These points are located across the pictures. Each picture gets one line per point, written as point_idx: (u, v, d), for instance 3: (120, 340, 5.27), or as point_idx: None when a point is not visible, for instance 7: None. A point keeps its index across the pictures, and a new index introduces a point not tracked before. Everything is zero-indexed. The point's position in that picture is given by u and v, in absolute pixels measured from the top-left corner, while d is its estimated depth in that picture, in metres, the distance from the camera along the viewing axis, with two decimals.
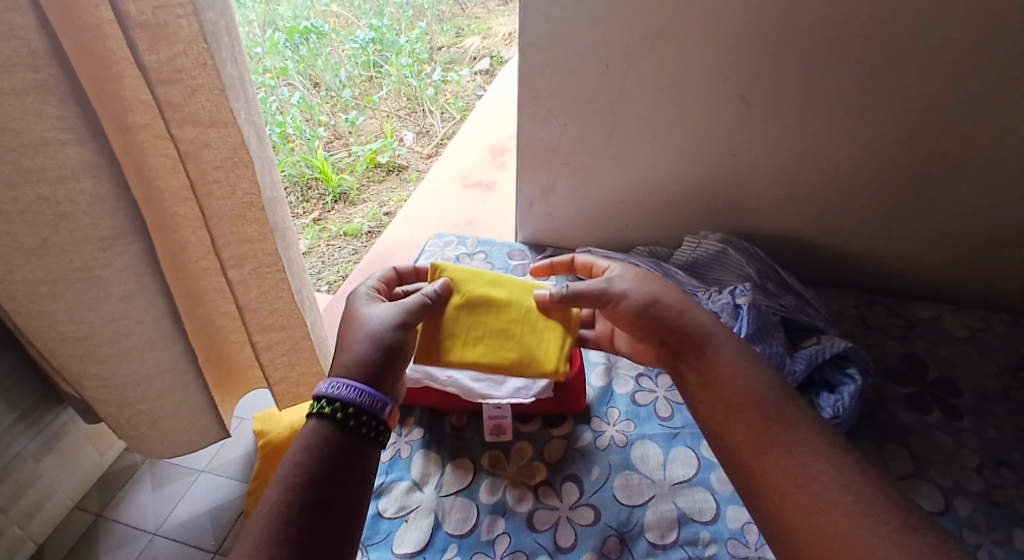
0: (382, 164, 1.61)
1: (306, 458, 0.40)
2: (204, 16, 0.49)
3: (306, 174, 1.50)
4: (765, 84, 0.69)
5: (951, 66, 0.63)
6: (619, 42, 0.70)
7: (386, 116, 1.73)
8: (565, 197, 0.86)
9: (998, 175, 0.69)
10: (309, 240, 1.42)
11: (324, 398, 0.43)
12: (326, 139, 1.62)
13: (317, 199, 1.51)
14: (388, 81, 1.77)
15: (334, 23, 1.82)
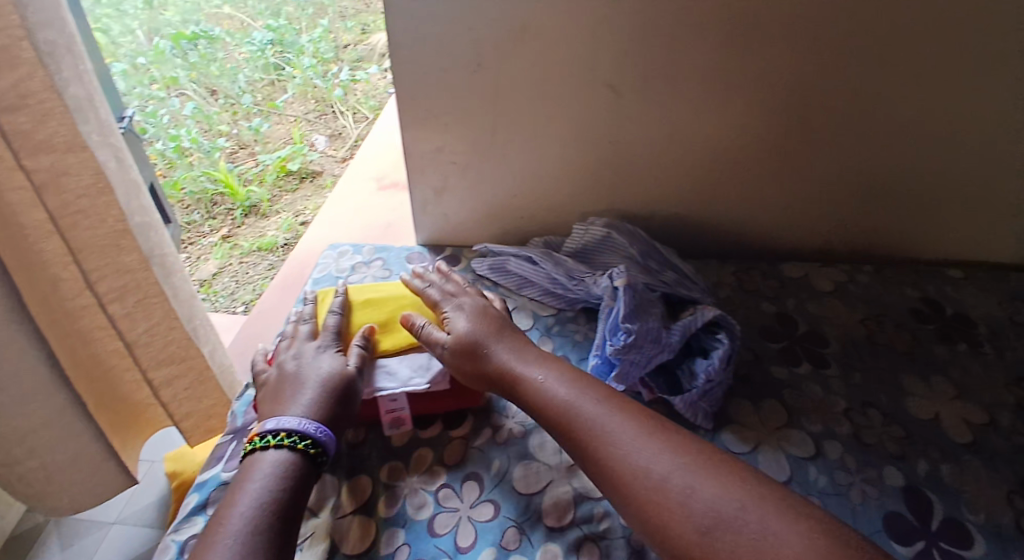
0: (293, 172, 1.51)
1: (270, 485, 0.45)
2: (38, 38, 0.54)
3: (208, 189, 1.43)
4: (631, 72, 0.71)
5: (786, 42, 0.67)
6: (487, 39, 0.69)
7: (293, 120, 1.62)
8: (457, 197, 0.85)
9: (845, 142, 0.75)
10: (218, 259, 1.37)
11: (284, 432, 0.48)
12: (229, 150, 1.54)
13: (224, 215, 1.44)
14: (292, 83, 1.68)
15: (227, 28, 1.75)
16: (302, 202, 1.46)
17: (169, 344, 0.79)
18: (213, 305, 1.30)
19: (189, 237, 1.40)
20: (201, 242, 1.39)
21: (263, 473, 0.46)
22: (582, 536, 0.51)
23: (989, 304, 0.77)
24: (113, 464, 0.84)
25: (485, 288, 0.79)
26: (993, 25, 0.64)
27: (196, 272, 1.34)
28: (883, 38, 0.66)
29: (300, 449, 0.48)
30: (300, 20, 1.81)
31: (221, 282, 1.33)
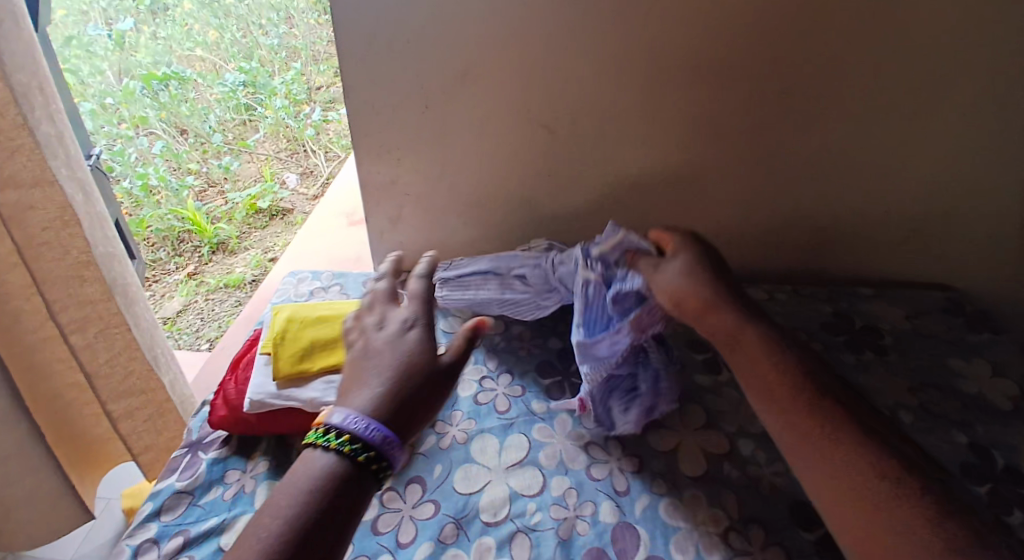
0: (263, 209, 1.56)
1: (320, 494, 0.36)
2: (13, 80, 0.59)
3: (175, 227, 1.47)
4: (564, 110, 0.79)
5: (697, 88, 0.77)
6: (433, 84, 0.78)
7: (265, 158, 1.65)
8: (411, 226, 0.91)
9: (758, 174, 0.85)
10: (184, 296, 1.40)
11: (340, 432, 0.38)
12: (198, 187, 1.58)
13: (191, 252, 1.48)
14: (264, 123, 1.66)
15: (196, 65, 1.65)
16: (271, 237, 1.51)
17: (128, 376, 0.82)
18: (177, 343, 1.33)
19: (154, 274, 1.44)
20: (167, 279, 1.43)
21: (309, 468, 0.38)
22: (515, 528, 0.55)
23: (892, 318, 0.86)
24: (72, 498, 0.85)
25: (438, 311, 0.84)
26: (873, 73, 0.74)
27: (159, 309, 1.38)
28: (781, 85, 0.76)
29: (353, 455, 0.38)
30: (273, 61, 1.70)
31: (186, 320, 1.36)
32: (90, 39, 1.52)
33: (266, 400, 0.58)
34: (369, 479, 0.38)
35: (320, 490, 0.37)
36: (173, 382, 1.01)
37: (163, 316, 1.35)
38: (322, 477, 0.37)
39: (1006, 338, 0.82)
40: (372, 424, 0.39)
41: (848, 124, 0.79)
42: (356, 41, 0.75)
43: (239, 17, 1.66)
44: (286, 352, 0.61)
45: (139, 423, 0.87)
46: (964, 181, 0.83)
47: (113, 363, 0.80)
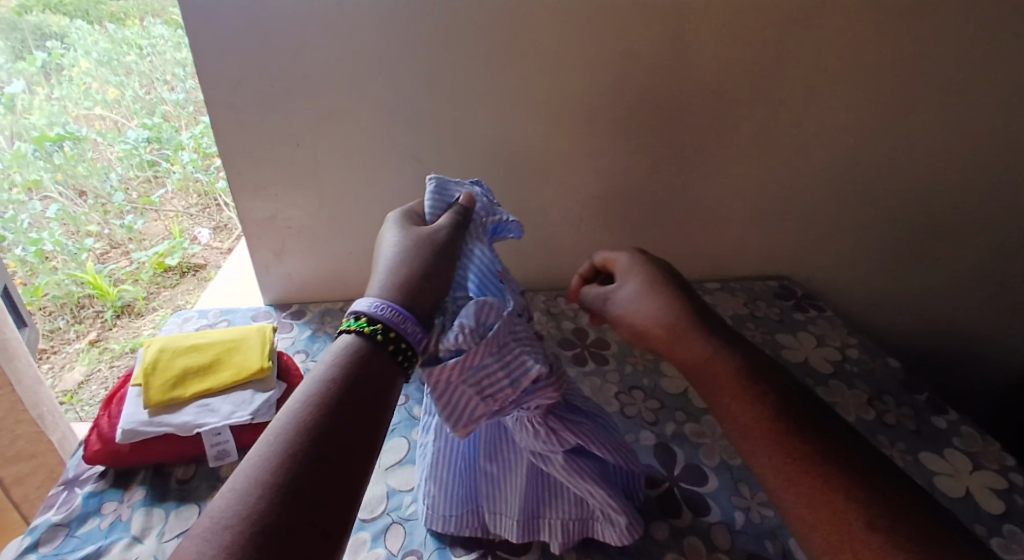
0: (172, 267, 1.39)
1: (311, 406, 0.44)
2: None
3: (74, 292, 1.27)
4: (425, 143, 0.86)
5: (543, 119, 0.85)
6: (298, 124, 0.84)
7: (173, 217, 1.45)
8: (296, 258, 0.95)
9: (618, 195, 0.92)
10: (86, 365, 1.25)
11: (366, 317, 0.49)
12: (98, 250, 1.35)
13: (93, 318, 1.28)
14: (172, 178, 1.44)
15: (94, 124, 1.33)
16: (183, 295, 1.36)
17: None
18: (77, 414, 1.23)
19: (51, 345, 1.26)
20: (65, 349, 1.25)
21: (332, 355, 0.47)
22: (390, 520, 0.60)
23: (733, 304, 0.97)
24: None
25: (324, 335, 0.89)
26: (696, 102, 0.84)
27: (58, 382, 1.23)
28: (615, 114, 0.85)
29: (369, 332, 0.48)
30: (181, 118, 1.43)
31: (88, 391, 1.24)
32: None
33: (136, 429, 0.62)
34: (390, 358, 0.48)
35: (335, 376, 0.46)
36: (61, 440, 0.99)
37: (62, 389, 1.22)
38: (322, 386, 0.45)
39: (828, 314, 0.96)
40: (388, 309, 0.49)
41: (680, 146, 0.87)
42: (223, 88, 0.81)
43: (140, 73, 1.37)
44: (158, 381, 0.66)
45: (35, 487, 0.96)
46: (790, 193, 0.93)
47: (2, 425, 0.88)
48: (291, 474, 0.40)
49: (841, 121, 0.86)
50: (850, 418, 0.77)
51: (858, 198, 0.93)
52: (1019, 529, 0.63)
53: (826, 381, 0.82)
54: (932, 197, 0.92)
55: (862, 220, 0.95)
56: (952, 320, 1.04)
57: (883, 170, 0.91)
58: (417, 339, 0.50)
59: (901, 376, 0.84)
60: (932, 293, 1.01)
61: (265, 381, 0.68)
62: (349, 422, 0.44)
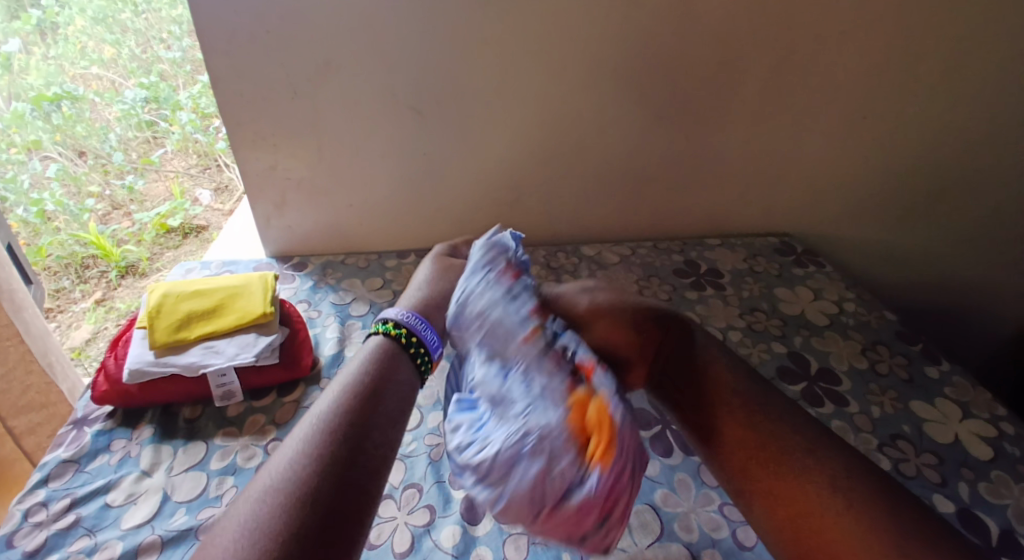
0: (175, 228, 1.36)
1: (358, 376, 0.50)
2: None
3: (78, 253, 1.25)
4: (425, 93, 0.85)
5: (546, 69, 0.83)
6: (297, 71, 0.83)
7: (173, 175, 1.43)
8: (296, 210, 0.96)
9: (621, 148, 0.91)
10: (92, 323, 1.22)
11: (392, 321, 0.59)
12: (100, 211, 1.34)
13: (97, 278, 1.27)
14: (171, 139, 1.43)
15: (91, 83, 1.33)
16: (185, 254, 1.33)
17: None
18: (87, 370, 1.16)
19: (57, 306, 1.23)
20: (71, 308, 1.23)
21: (360, 363, 0.53)
22: None
23: (733, 260, 0.98)
24: None
25: (326, 287, 0.90)
26: (703, 52, 0.82)
27: (65, 340, 1.19)
28: (619, 64, 0.83)
29: (392, 334, 0.58)
30: (179, 77, 1.43)
31: (96, 347, 1.18)
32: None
33: (144, 370, 0.64)
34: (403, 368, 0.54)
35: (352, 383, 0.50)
36: (71, 390, 1.02)
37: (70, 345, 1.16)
38: (371, 363, 0.53)
39: (826, 269, 0.96)
40: (415, 317, 0.61)
41: (684, 96, 0.86)
42: (217, 34, 0.79)
43: (136, 30, 1.36)
44: (165, 324, 0.67)
45: (46, 438, 0.97)
46: (795, 147, 0.92)
47: (12, 377, 0.89)
48: (334, 462, 0.41)
49: (851, 73, 0.84)
50: (843, 367, 0.78)
51: (863, 151, 0.92)
52: (1004, 473, 0.65)
53: (820, 332, 0.84)
54: (939, 151, 0.91)
55: (866, 174, 0.95)
56: (952, 275, 1.04)
57: (890, 122, 0.89)
58: (432, 348, 0.60)
59: (896, 328, 0.85)
60: (933, 248, 1.01)
61: (267, 326, 0.70)
62: (379, 415, 0.47)
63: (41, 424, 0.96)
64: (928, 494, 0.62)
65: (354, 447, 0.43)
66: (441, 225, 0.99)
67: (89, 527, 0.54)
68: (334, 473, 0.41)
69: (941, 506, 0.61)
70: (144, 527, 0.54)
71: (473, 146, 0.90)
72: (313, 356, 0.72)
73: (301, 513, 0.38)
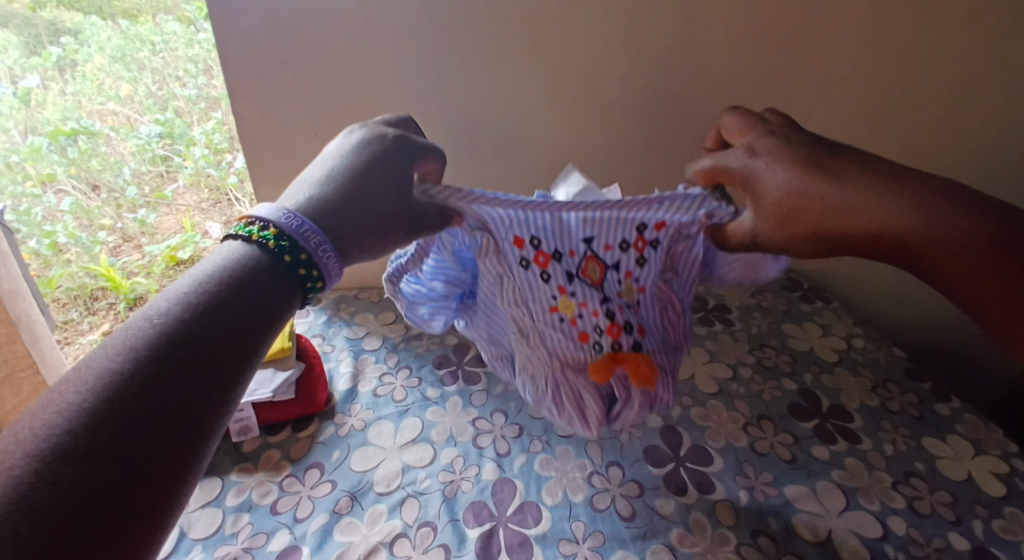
0: (184, 260, 1.37)
1: (214, 274, 0.36)
2: None
3: (86, 285, 1.28)
4: (439, 135, 0.88)
5: (556, 113, 0.86)
6: (317, 115, 0.86)
7: (185, 209, 1.44)
8: None
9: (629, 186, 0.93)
10: None
11: (260, 223, 0.40)
12: (110, 243, 1.36)
13: (106, 310, 1.29)
14: (184, 173, 1.43)
15: (107, 119, 1.36)
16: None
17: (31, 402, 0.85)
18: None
19: (64, 337, 1.26)
20: (79, 340, 1.25)
21: (215, 259, 0.38)
22: (406, 494, 0.62)
23: (740, 295, 0.99)
24: None
25: (340, 320, 0.91)
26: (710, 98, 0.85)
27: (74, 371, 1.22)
28: (627, 109, 0.86)
29: (260, 239, 0.39)
30: (193, 114, 1.42)
31: None
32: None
33: None
34: (297, 286, 0.39)
35: (201, 280, 0.35)
36: None
37: None
38: (226, 260, 0.38)
39: (833, 305, 0.97)
40: (296, 219, 0.40)
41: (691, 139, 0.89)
42: (243, 81, 0.83)
43: (153, 69, 1.37)
44: None
45: None
46: None
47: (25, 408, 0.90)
48: (116, 411, 0.28)
49: None
50: (853, 404, 0.78)
51: None
52: (1019, 511, 0.64)
53: (830, 369, 0.84)
54: None
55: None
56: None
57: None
58: (332, 275, 0.41)
59: (905, 364, 0.85)
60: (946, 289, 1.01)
61: (284, 361, 0.71)
62: (229, 341, 0.34)
63: None
64: (945, 533, 0.62)
65: (162, 390, 0.30)
66: None
67: None
68: (106, 441, 0.27)
69: (958, 545, 0.60)
70: None
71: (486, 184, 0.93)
72: (327, 392, 0.73)
73: (65, 467, 0.26)
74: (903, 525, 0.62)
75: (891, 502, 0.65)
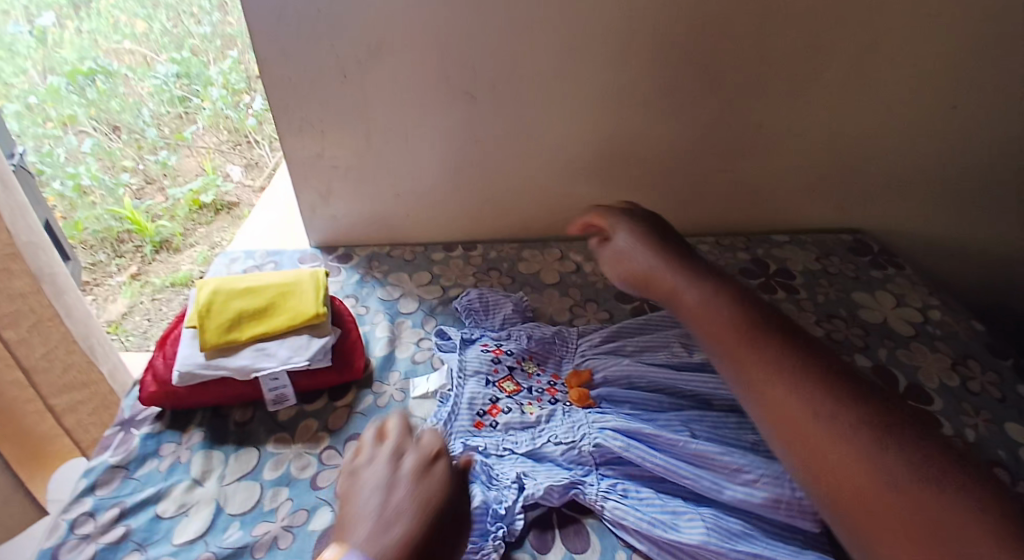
0: (208, 204, 1.28)
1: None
2: None
3: (113, 227, 1.20)
4: (479, 78, 0.80)
5: (616, 52, 0.78)
6: (348, 55, 0.78)
7: (206, 151, 1.34)
8: (342, 200, 0.92)
9: (681, 135, 0.87)
10: (128, 299, 1.16)
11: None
12: (134, 185, 1.28)
13: (133, 253, 1.22)
14: (202, 114, 1.35)
15: (124, 58, 1.30)
16: (218, 233, 1.26)
17: (69, 369, 0.86)
18: (125, 345, 1.09)
19: (92, 279, 1.18)
20: (108, 282, 1.18)
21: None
22: None
23: (804, 259, 0.93)
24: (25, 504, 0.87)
25: (373, 280, 0.86)
26: (781, 36, 0.77)
27: (102, 314, 1.13)
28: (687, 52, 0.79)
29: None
30: (209, 52, 1.36)
31: (133, 322, 1.13)
32: (11, 37, 1.17)
33: (199, 373, 0.61)
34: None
35: None
36: (113, 372, 0.95)
37: (106, 320, 1.12)
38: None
39: (906, 272, 0.91)
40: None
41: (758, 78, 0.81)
42: (264, 14, 0.74)
43: (167, 4, 1.31)
44: (215, 324, 0.63)
45: (87, 416, 0.90)
46: (872, 136, 0.87)
47: (54, 357, 0.83)
48: None
49: (939, 56, 0.79)
50: (932, 383, 0.72)
51: (943, 144, 0.88)
52: None
53: (906, 343, 0.78)
54: (1019, 143, 0.86)
55: (938, 174, 0.91)
56: (1013, 278, 1.01)
57: (972, 127, 0.86)
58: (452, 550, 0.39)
59: (987, 339, 0.79)
60: (1007, 249, 0.98)
61: (320, 328, 0.65)
62: None
63: (83, 403, 0.89)
64: None
65: None
66: (489, 215, 0.95)
67: (140, 541, 0.53)
68: None
69: None
70: (197, 542, 0.52)
71: (532, 137, 0.87)
72: (364, 357, 0.69)
73: None
74: None
75: None
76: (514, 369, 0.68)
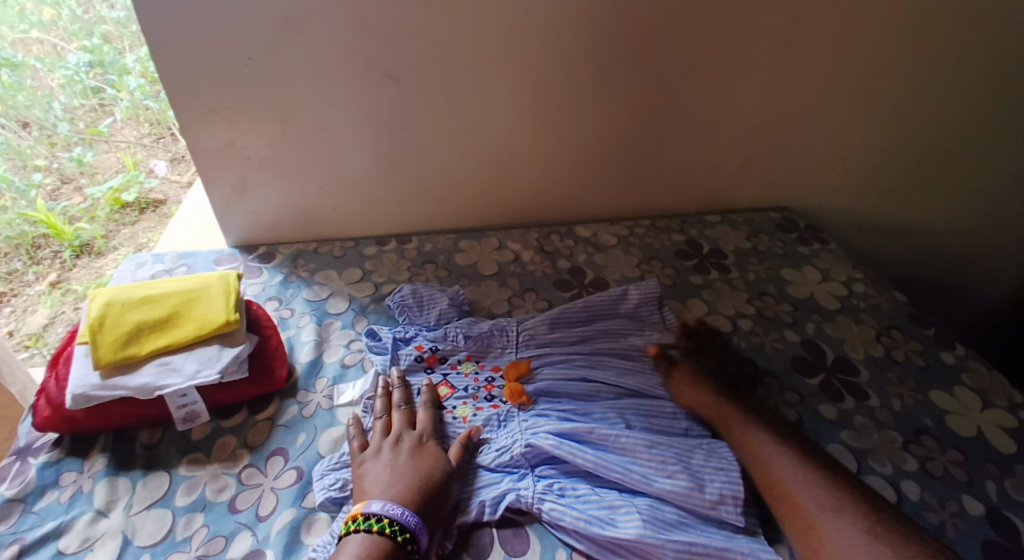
0: (130, 203, 1.17)
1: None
2: None
3: (26, 232, 1.03)
4: (401, 59, 0.76)
5: (542, 30, 0.75)
6: (253, 34, 0.71)
7: (125, 146, 1.21)
8: (260, 193, 0.86)
9: (615, 116, 0.86)
10: (48, 309, 1.02)
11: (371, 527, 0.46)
12: (48, 185, 1.11)
13: (50, 259, 1.06)
14: (119, 106, 1.19)
15: (31, 48, 1.06)
16: (144, 234, 1.14)
17: None
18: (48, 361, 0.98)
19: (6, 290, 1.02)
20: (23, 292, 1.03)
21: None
22: None
23: (736, 238, 0.94)
24: None
25: (298, 280, 0.81)
26: (707, 13, 0.76)
27: (19, 326, 1.00)
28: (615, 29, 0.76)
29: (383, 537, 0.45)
30: (125, 39, 1.18)
31: (56, 334, 1.00)
32: None
33: (93, 395, 0.54)
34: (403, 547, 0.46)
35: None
36: (23, 392, 0.85)
37: (24, 333, 0.99)
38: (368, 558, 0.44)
39: (831, 247, 0.94)
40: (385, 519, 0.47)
41: (685, 56, 0.80)
42: None
43: None
44: (110, 339, 0.56)
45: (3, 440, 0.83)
46: (797, 114, 0.88)
47: None
48: None
49: (855, 33, 0.80)
50: (858, 355, 0.74)
51: (864, 121, 0.90)
52: None
53: (832, 317, 0.80)
54: (933, 117, 0.90)
55: (859, 150, 0.94)
56: (931, 246, 1.06)
57: (888, 104, 0.88)
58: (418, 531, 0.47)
59: (908, 310, 0.82)
60: (924, 220, 1.03)
61: (231, 337, 0.59)
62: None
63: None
64: (955, 496, 0.59)
65: None
66: (423, 206, 0.91)
67: None
68: None
69: (972, 510, 0.58)
70: None
71: (460, 123, 0.83)
72: (287, 365, 0.64)
73: None
74: (916, 489, 0.59)
75: (901, 463, 0.62)
76: (449, 373, 0.66)
